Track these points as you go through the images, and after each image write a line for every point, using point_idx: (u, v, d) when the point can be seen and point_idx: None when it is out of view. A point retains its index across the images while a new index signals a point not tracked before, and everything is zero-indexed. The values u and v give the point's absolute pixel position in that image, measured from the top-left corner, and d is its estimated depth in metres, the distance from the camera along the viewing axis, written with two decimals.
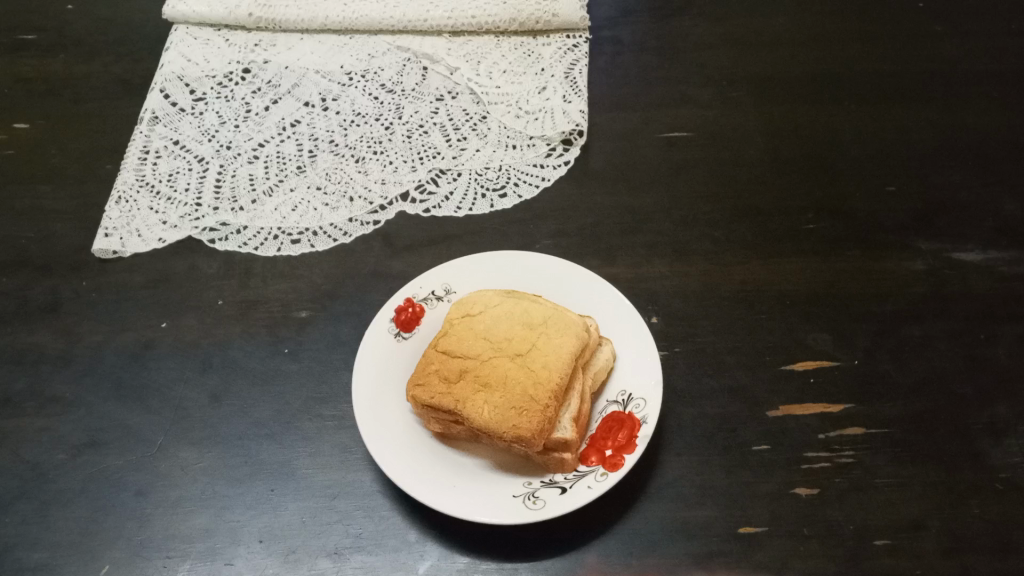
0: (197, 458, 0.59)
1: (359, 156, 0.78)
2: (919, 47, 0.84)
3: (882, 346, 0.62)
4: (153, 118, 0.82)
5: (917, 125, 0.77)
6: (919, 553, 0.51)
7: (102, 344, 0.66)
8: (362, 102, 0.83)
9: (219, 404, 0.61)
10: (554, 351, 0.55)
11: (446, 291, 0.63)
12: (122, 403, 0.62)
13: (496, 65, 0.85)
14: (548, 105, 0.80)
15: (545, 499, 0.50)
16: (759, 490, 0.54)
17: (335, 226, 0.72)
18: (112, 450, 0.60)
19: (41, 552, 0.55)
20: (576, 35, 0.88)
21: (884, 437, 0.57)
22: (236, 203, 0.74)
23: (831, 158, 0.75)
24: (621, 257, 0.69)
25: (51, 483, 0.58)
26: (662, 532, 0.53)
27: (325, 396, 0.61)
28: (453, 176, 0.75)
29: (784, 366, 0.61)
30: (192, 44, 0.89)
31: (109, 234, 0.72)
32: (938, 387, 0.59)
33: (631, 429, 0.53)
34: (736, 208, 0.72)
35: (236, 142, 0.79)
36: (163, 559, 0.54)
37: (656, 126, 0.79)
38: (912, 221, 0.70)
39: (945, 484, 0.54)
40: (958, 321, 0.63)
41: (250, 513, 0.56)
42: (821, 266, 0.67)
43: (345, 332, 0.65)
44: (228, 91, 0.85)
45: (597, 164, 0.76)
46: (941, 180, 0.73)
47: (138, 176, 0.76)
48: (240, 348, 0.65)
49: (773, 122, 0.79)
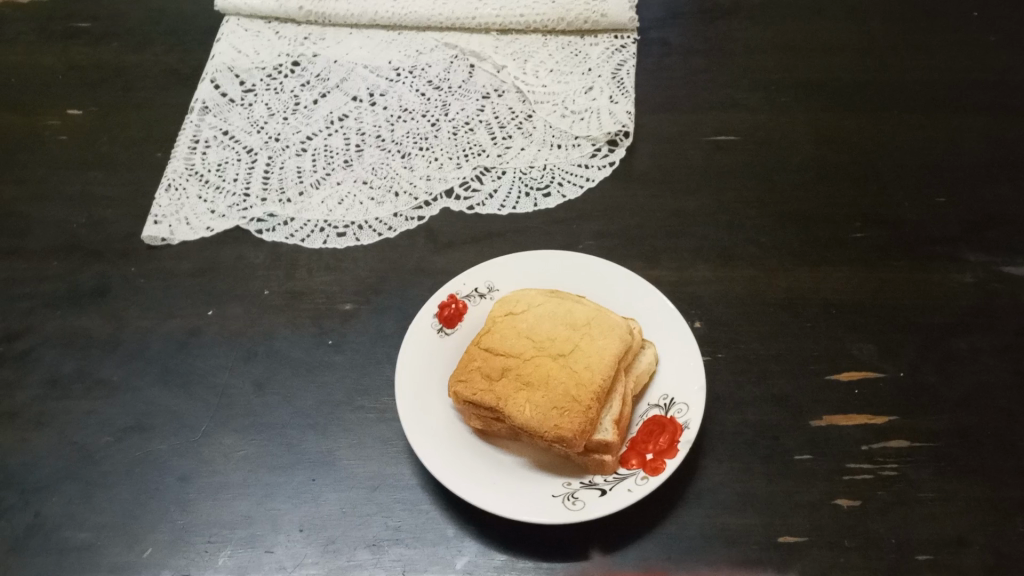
0: (241, 446, 0.59)
1: (404, 151, 0.78)
2: (971, 57, 0.83)
3: (929, 358, 0.61)
4: (203, 109, 0.83)
5: (967, 136, 0.76)
6: (962, 570, 0.51)
7: (149, 330, 0.67)
8: (408, 98, 0.83)
9: (263, 392, 0.62)
10: (597, 352, 0.55)
11: (489, 288, 0.63)
12: (166, 389, 0.63)
13: (543, 64, 0.85)
14: (594, 105, 0.80)
15: (584, 500, 0.50)
16: (800, 499, 0.54)
17: (380, 220, 0.73)
18: (156, 434, 0.61)
19: (87, 532, 0.56)
20: (624, 36, 0.88)
21: (930, 451, 0.56)
22: (283, 194, 0.75)
23: (879, 167, 0.74)
24: (666, 260, 0.68)
25: (96, 465, 0.59)
26: (701, 537, 0.53)
27: (367, 388, 0.62)
28: (497, 174, 0.75)
29: (828, 375, 0.60)
30: (242, 35, 0.90)
31: (158, 222, 0.73)
32: (985, 402, 0.58)
33: (673, 434, 0.53)
34: (782, 215, 0.71)
35: (284, 134, 0.80)
36: (205, 544, 0.55)
37: (703, 129, 0.79)
38: (962, 233, 0.69)
39: (990, 501, 0.54)
40: (1007, 337, 0.62)
41: (291, 502, 0.56)
42: (868, 275, 0.66)
43: (388, 326, 0.66)
44: (277, 83, 0.86)
45: (642, 166, 0.76)
46: (992, 193, 0.72)
47: (188, 165, 0.78)
48: (284, 338, 0.65)
49: (822, 128, 0.78)
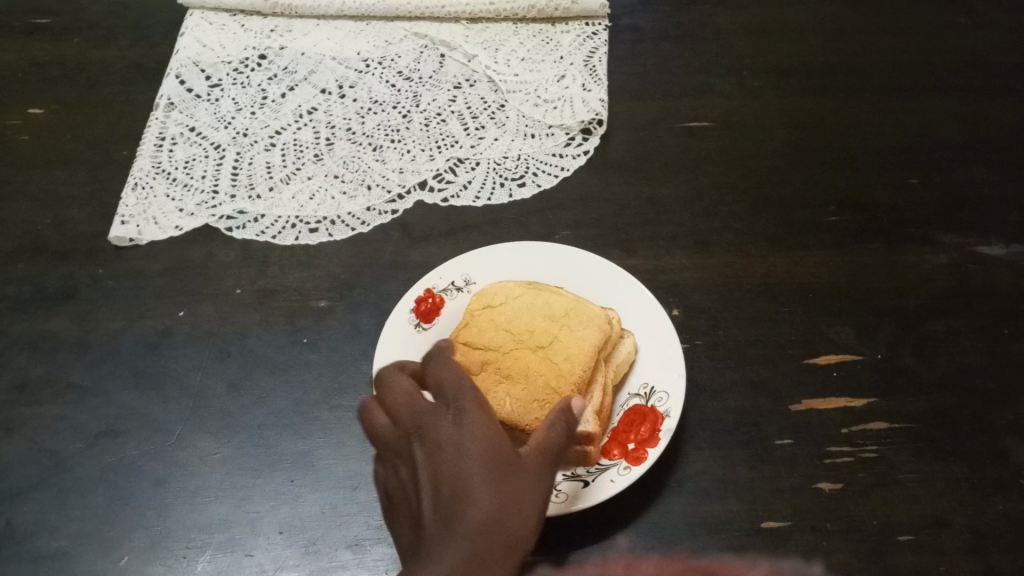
0: (217, 448, 0.58)
1: (376, 144, 0.77)
2: (942, 39, 0.83)
3: (905, 340, 0.61)
4: (169, 105, 0.81)
5: (939, 118, 0.76)
6: (943, 550, 0.51)
7: (119, 332, 0.66)
8: (379, 89, 0.82)
9: (237, 393, 0.61)
10: (577, 343, 0.55)
11: (466, 281, 0.62)
12: (139, 392, 0.62)
13: (514, 52, 0.84)
14: (567, 93, 0.79)
15: (567, 493, 0.50)
16: (782, 484, 0.54)
17: (353, 214, 0.72)
18: (130, 438, 0.60)
19: (60, 540, 0.55)
20: (595, 23, 0.87)
21: (909, 433, 0.56)
22: (253, 190, 0.73)
23: (852, 150, 0.74)
24: (642, 249, 0.68)
25: (69, 472, 0.58)
26: (685, 526, 0.52)
27: (344, 386, 0.61)
28: (471, 165, 0.74)
29: (807, 359, 0.60)
30: (207, 29, 0.88)
31: (126, 222, 0.72)
32: (961, 383, 0.59)
33: (654, 422, 0.53)
34: (757, 200, 0.71)
35: (252, 129, 0.79)
36: (183, 549, 0.54)
37: (677, 116, 0.78)
38: (935, 215, 0.69)
39: (968, 482, 0.54)
40: (982, 317, 0.62)
41: (270, 504, 0.55)
42: (843, 259, 0.66)
43: (364, 322, 0.65)
44: (244, 77, 0.84)
45: (617, 155, 0.75)
46: (965, 174, 0.72)
47: (155, 163, 0.76)
48: (258, 337, 0.64)
49: (794, 112, 0.78)
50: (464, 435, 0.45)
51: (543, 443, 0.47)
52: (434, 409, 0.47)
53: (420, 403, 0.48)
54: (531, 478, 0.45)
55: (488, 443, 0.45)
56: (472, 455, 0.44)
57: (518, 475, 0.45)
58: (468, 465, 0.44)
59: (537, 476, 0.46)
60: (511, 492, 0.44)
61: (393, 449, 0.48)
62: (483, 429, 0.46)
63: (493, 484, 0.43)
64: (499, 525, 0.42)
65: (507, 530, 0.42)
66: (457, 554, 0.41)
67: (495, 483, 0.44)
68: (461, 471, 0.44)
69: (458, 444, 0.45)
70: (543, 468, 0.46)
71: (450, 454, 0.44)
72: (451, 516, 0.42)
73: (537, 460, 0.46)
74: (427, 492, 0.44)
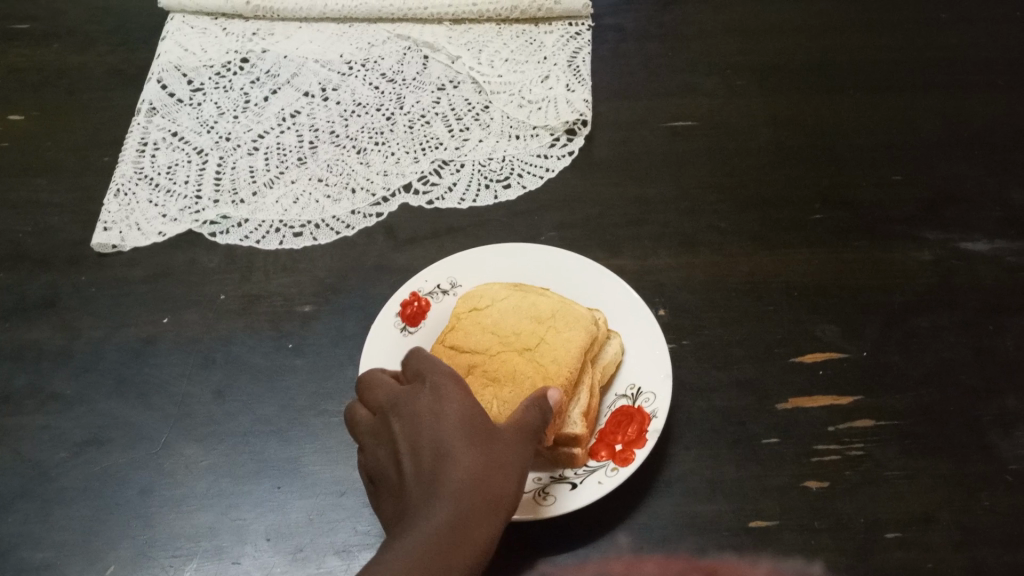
0: (202, 455, 0.58)
1: (360, 147, 0.77)
2: (924, 35, 0.84)
3: (890, 337, 0.61)
4: (151, 110, 0.81)
5: (922, 114, 0.77)
6: (930, 546, 0.51)
7: (103, 340, 0.65)
8: (362, 92, 0.82)
9: (222, 400, 0.61)
10: (563, 345, 0.55)
11: (452, 284, 0.62)
12: (123, 400, 0.62)
13: (497, 53, 0.84)
14: (551, 93, 0.79)
15: (555, 495, 0.50)
16: (769, 483, 0.54)
17: (337, 218, 0.71)
18: (114, 447, 0.59)
19: (45, 552, 0.55)
20: (579, 23, 0.87)
21: (895, 430, 0.56)
22: (236, 195, 0.73)
23: (836, 148, 0.75)
24: (628, 249, 0.68)
25: (53, 482, 0.58)
26: (673, 526, 0.52)
27: (330, 391, 0.61)
28: (455, 167, 0.74)
29: (793, 358, 0.60)
30: (188, 33, 0.88)
31: (108, 228, 0.71)
32: (947, 378, 0.59)
33: (642, 423, 0.52)
34: (742, 198, 0.71)
35: (235, 134, 0.78)
36: (169, 559, 0.54)
37: (661, 116, 0.78)
38: (919, 211, 0.69)
39: (955, 477, 0.54)
40: (966, 312, 0.63)
41: (257, 511, 0.55)
42: (828, 257, 0.67)
43: (349, 326, 0.64)
44: (226, 81, 0.84)
45: (601, 155, 0.75)
46: (948, 170, 0.72)
47: (137, 169, 0.75)
48: (243, 343, 0.64)
49: (778, 111, 0.78)
50: (440, 408, 0.46)
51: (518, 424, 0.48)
52: (408, 392, 0.48)
53: (395, 388, 0.49)
54: (509, 451, 0.46)
55: (464, 415, 0.46)
56: (449, 428, 0.45)
57: (495, 445, 0.46)
58: (446, 438, 0.45)
59: (514, 447, 0.47)
60: (490, 458, 0.45)
61: (370, 431, 0.48)
62: (460, 402, 0.47)
63: (471, 454, 0.44)
64: (480, 493, 0.43)
65: (487, 491, 0.43)
66: (441, 514, 0.42)
67: (474, 453, 0.44)
68: (438, 444, 0.44)
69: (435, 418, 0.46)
70: (520, 443, 0.47)
71: (427, 429, 0.45)
72: (432, 484, 0.43)
73: (513, 433, 0.47)
74: (406, 463, 0.45)
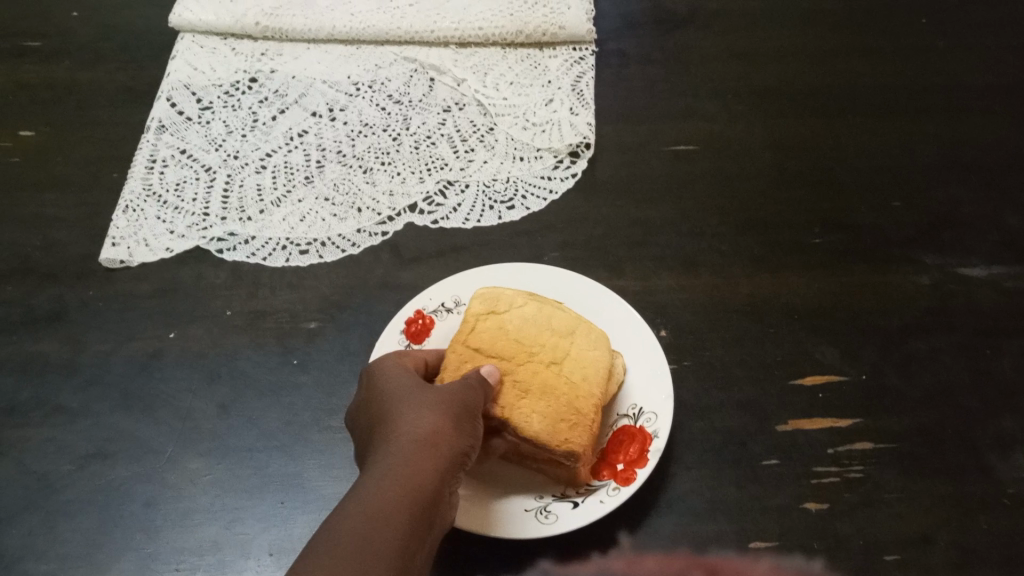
0: (206, 469, 0.58)
1: (366, 166, 0.78)
2: (922, 63, 0.85)
3: (889, 359, 0.62)
4: (160, 127, 0.82)
5: (920, 140, 0.78)
6: (928, 567, 0.52)
7: (109, 354, 0.66)
8: (369, 113, 0.83)
9: (227, 415, 0.61)
10: (592, 363, 0.56)
11: (456, 303, 0.63)
12: (129, 414, 0.62)
13: (502, 77, 0.85)
14: (555, 116, 0.80)
15: (557, 514, 0.51)
16: (769, 504, 0.55)
17: (343, 236, 0.72)
18: (119, 461, 0.59)
19: (49, 564, 0.55)
20: (582, 48, 0.88)
21: (894, 451, 0.57)
22: (244, 213, 0.74)
23: (835, 172, 0.76)
24: (630, 270, 0.69)
25: (57, 494, 0.58)
26: (674, 545, 0.53)
27: (335, 407, 0.61)
28: (460, 188, 0.75)
29: (793, 380, 0.61)
30: (197, 52, 0.89)
31: (116, 244, 0.72)
32: (945, 401, 0.60)
33: (642, 443, 0.53)
34: (743, 221, 0.72)
35: (243, 152, 0.79)
36: (172, 573, 0.54)
37: (663, 139, 0.79)
38: (918, 236, 0.70)
39: (953, 499, 0.55)
40: (964, 336, 0.64)
41: (260, 525, 0.55)
42: (828, 280, 0.67)
43: (354, 343, 0.65)
44: (234, 100, 0.85)
45: (604, 177, 0.76)
46: (945, 195, 0.74)
47: (145, 185, 0.76)
48: (248, 358, 0.65)
49: (778, 135, 0.79)
50: (386, 385, 0.50)
51: (471, 395, 0.50)
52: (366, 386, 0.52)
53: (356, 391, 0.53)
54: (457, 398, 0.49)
55: (409, 384, 0.49)
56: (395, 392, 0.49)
57: (443, 396, 0.49)
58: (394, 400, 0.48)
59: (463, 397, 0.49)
60: (436, 405, 0.47)
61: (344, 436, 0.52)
62: (405, 377, 0.50)
63: (416, 404, 0.47)
64: (427, 427, 0.45)
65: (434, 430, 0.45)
66: (391, 452, 0.44)
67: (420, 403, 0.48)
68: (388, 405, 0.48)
69: (380, 400, 0.48)
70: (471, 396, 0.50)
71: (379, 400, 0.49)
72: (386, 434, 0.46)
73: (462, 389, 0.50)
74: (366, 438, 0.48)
